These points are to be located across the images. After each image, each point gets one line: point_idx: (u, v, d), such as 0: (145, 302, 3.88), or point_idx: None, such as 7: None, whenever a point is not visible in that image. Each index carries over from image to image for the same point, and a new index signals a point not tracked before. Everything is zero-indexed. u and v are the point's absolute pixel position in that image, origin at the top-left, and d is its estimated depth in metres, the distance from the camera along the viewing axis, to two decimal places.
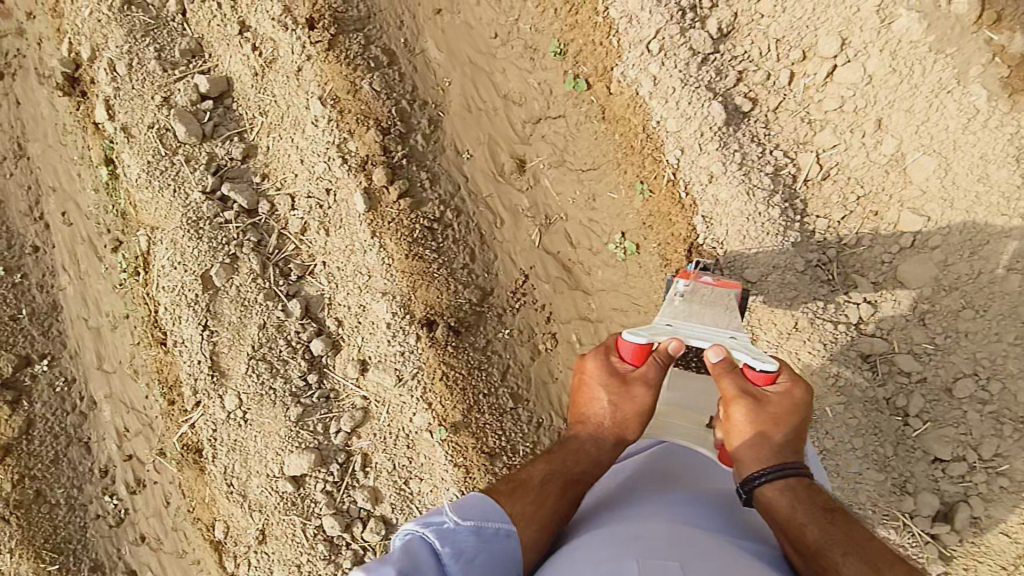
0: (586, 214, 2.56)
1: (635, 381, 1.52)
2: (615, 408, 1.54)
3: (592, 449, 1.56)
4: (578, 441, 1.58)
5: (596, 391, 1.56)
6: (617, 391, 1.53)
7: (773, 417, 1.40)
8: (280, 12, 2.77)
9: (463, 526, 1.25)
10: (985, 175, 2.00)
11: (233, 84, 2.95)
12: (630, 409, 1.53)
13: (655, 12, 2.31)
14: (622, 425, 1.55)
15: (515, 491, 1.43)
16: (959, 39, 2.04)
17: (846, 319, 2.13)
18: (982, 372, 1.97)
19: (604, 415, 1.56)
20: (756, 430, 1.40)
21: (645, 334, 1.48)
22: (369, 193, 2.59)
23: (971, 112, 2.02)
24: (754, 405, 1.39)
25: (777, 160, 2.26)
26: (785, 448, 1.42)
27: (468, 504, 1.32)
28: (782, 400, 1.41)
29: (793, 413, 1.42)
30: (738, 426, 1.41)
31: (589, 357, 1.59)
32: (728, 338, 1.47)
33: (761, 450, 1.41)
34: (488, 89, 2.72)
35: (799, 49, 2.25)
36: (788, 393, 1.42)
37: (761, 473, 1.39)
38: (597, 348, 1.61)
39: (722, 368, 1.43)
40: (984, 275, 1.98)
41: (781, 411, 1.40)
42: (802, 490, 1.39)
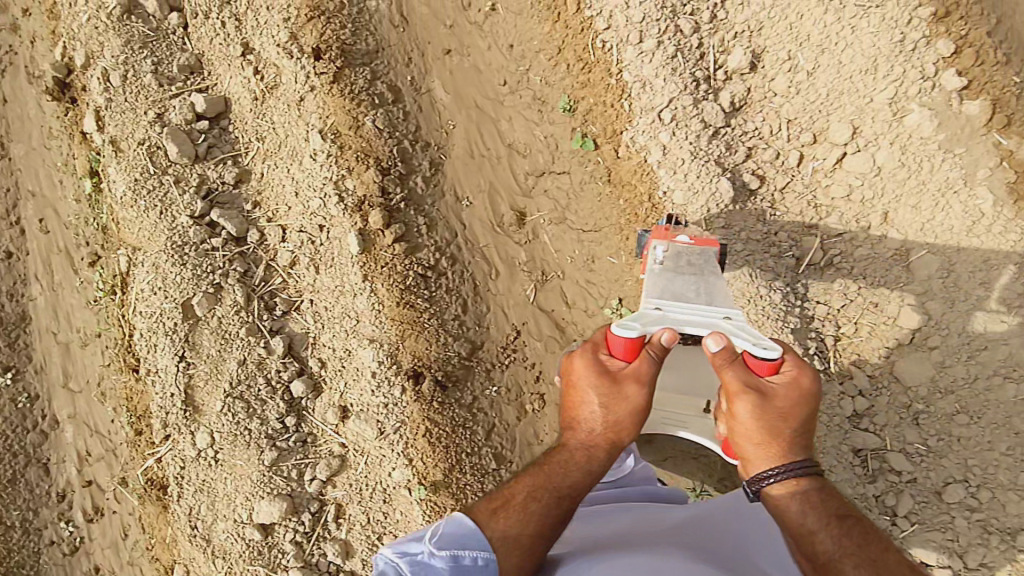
0: (584, 275, 2.51)
1: (626, 379, 1.43)
2: (608, 409, 1.44)
3: (582, 458, 1.48)
4: (568, 452, 1.50)
5: (585, 393, 1.46)
6: (608, 390, 1.44)
7: (780, 413, 1.34)
8: (286, 39, 2.70)
9: (439, 557, 1.40)
10: (987, 280, 2.01)
11: (231, 105, 2.86)
12: (624, 409, 1.43)
13: (669, 81, 2.29)
14: (614, 429, 1.45)
15: (498, 511, 1.48)
16: (969, 139, 2.09)
17: (841, 412, 2.12)
18: (972, 478, 1.97)
19: (594, 421, 1.46)
20: (764, 427, 1.34)
21: (635, 329, 1.42)
22: (364, 235, 2.52)
23: (977, 214, 2.04)
24: (761, 399, 1.33)
25: (781, 243, 2.24)
26: (797, 447, 1.36)
27: (450, 532, 1.46)
28: (789, 392, 1.34)
29: (801, 405, 1.35)
30: (744, 423, 1.36)
31: (576, 355, 1.50)
32: (722, 321, 1.45)
33: (769, 449, 1.35)
34: (493, 136, 2.68)
35: (810, 132, 2.26)
36: (794, 382, 1.36)
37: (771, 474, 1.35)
38: (584, 346, 1.52)
39: (723, 357, 1.38)
40: (980, 381, 1.99)
41: (789, 404, 1.34)
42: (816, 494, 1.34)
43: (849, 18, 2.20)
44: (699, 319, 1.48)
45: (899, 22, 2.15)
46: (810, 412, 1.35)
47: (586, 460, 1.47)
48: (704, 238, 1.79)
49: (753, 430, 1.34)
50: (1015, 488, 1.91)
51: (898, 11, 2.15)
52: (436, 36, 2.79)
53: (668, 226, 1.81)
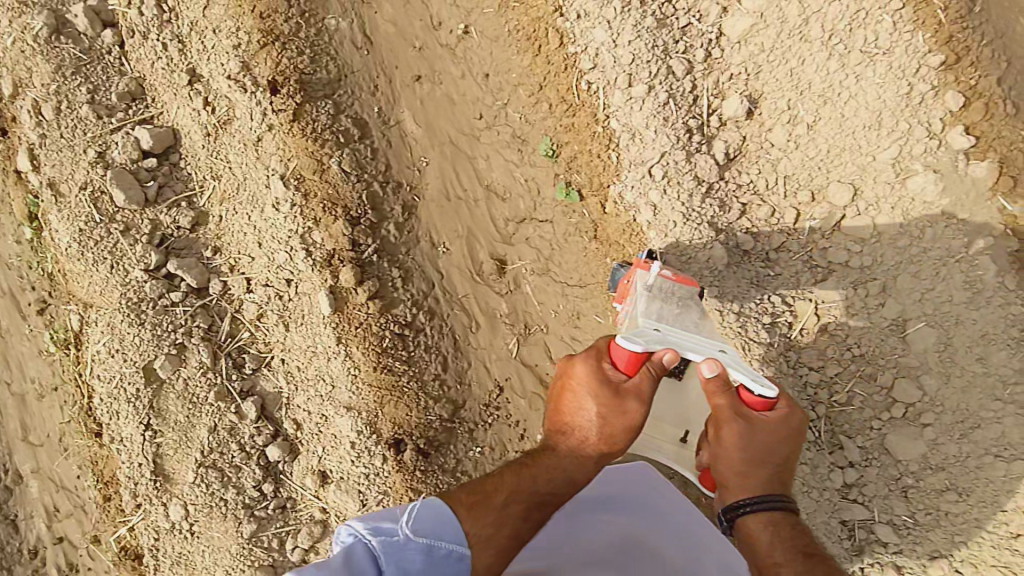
0: (568, 331, 2.39)
1: (628, 395, 1.50)
2: (606, 422, 1.52)
3: (572, 463, 1.55)
4: (557, 456, 1.56)
5: (587, 400, 1.53)
6: (608, 401, 1.51)
7: (762, 444, 1.47)
8: (237, 69, 2.43)
9: (414, 543, 1.27)
10: (986, 356, 1.94)
11: (180, 138, 2.60)
12: (621, 421, 1.51)
13: (661, 133, 2.15)
14: (608, 439, 1.53)
15: (476, 506, 1.42)
16: (973, 205, 1.98)
17: (832, 483, 2.10)
18: (955, 553, 1.99)
19: (590, 428, 1.54)
20: (746, 456, 1.47)
21: (641, 343, 1.45)
22: (336, 293, 2.37)
23: (979, 286, 1.94)
24: (748, 430, 1.45)
25: (774, 309, 2.15)
26: (770, 478, 1.49)
27: (422, 516, 1.33)
28: (774, 427, 1.47)
29: (783, 440, 1.48)
30: (729, 448, 1.47)
31: (580, 363, 1.56)
32: (717, 350, 1.48)
33: (748, 478, 1.48)
34: (469, 175, 2.48)
35: (808, 190, 2.14)
36: (782, 420, 1.48)
37: (744, 501, 1.48)
38: (591, 354, 1.57)
39: (716, 386, 1.46)
40: (972, 459, 1.95)
41: (773, 437, 1.47)
42: (786, 526, 1.45)
43: (853, 66, 2.05)
44: (697, 343, 1.50)
45: (906, 72, 2.00)
46: (789, 447, 1.49)
47: (576, 466, 1.55)
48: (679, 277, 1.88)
49: (734, 455, 1.47)
50: (997, 564, 1.93)
51: (906, 60, 1.99)
52: (404, 60, 2.54)
53: (649, 261, 1.88)
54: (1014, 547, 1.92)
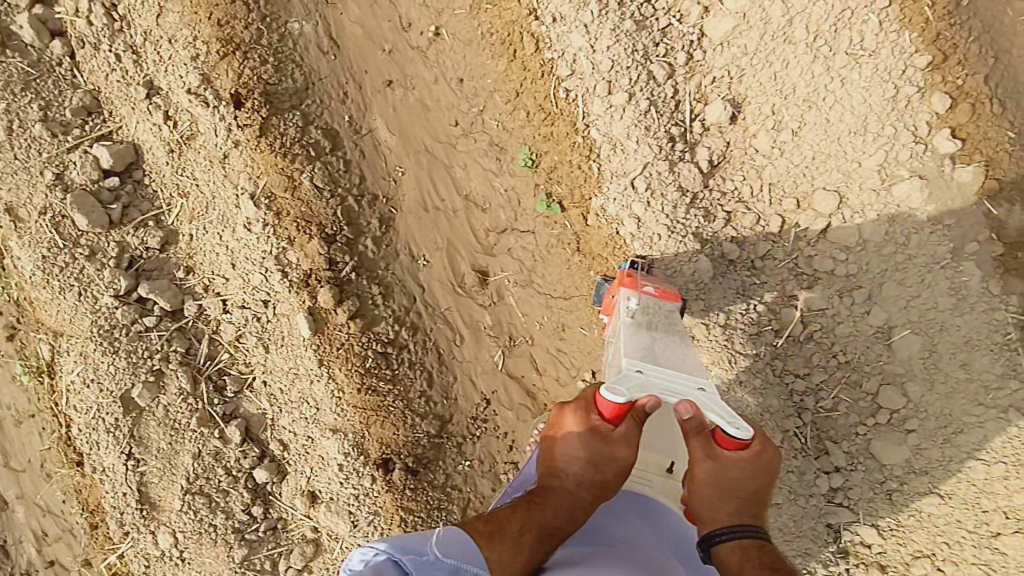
0: (554, 342, 2.36)
1: (617, 443, 1.47)
2: (597, 467, 1.49)
3: (569, 503, 1.50)
4: (555, 495, 1.51)
5: (578, 447, 1.50)
6: (599, 447, 1.48)
7: (733, 480, 1.43)
8: (197, 82, 2.31)
9: (443, 562, 1.25)
10: (968, 362, 1.96)
11: (142, 154, 2.49)
12: (612, 466, 1.49)
13: (643, 143, 2.08)
14: (600, 482, 1.50)
15: (493, 536, 1.41)
16: (959, 210, 1.96)
17: (819, 489, 2.11)
18: (937, 553, 2.04)
19: (582, 473, 1.50)
20: (716, 489, 1.44)
21: (624, 394, 1.42)
22: (315, 313, 2.31)
23: (962, 292, 1.96)
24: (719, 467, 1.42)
25: (761, 316, 2.11)
26: (742, 508, 1.45)
27: (448, 540, 1.32)
28: (747, 463, 1.41)
29: (757, 474, 1.44)
30: (699, 483, 1.45)
31: (569, 414, 1.54)
32: (697, 390, 1.43)
33: (721, 510, 1.46)
34: (447, 185, 2.41)
35: (794, 197, 2.10)
36: (756, 456, 1.42)
37: (715, 531, 1.45)
38: (578, 403, 1.55)
39: (692, 426, 1.43)
40: (954, 462, 2.00)
41: (744, 473, 1.42)
42: (756, 550, 1.41)
43: (839, 69, 1.99)
44: (678, 384, 1.45)
45: (892, 74, 1.95)
46: (762, 481, 1.44)
47: (573, 505, 1.50)
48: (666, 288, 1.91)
49: (707, 491, 1.44)
50: (978, 562, 1.99)
51: (892, 61, 1.94)
52: (373, 64, 2.42)
53: (631, 273, 1.95)
54: (993, 546, 1.97)
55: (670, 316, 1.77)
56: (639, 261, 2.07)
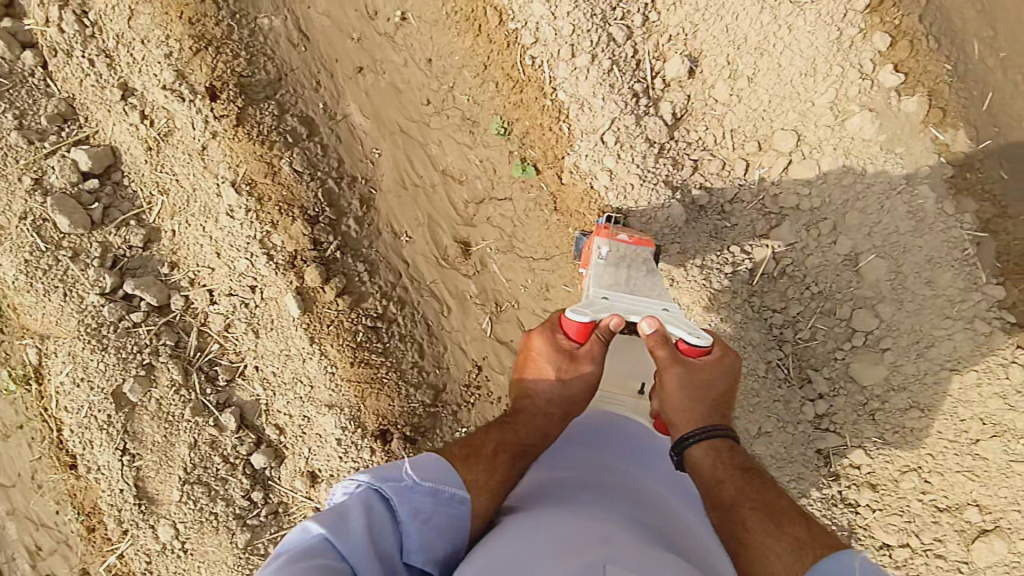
0: (540, 303, 2.42)
1: (582, 358, 1.57)
2: (564, 381, 1.57)
3: (541, 420, 1.57)
4: (529, 414, 1.59)
5: (545, 365, 1.58)
6: (565, 363, 1.56)
7: (700, 382, 1.52)
8: (172, 79, 2.34)
9: (421, 486, 1.26)
10: (931, 279, 2.10)
11: (121, 157, 2.49)
12: (579, 381, 1.57)
13: (609, 100, 2.17)
14: (570, 395, 1.58)
15: (468, 459, 1.42)
16: (909, 139, 2.08)
17: (806, 417, 2.25)
18: (923, 465, 2.17)
19: (551, 389, 1.58)
20: (687, 394, 1.51)
21: (587, 313, 1.54)
22: (302, 294, 2.34)
23: (919, 214, 2.09)
24: (688, 371, 1.50)
25: (735, 257, 2.21)
26: (711, 411, 1.53)
27: (425, 465, 1.32)
28: (709, 365, 1.53)
29: (719, 377, 1.54)
30: (669, 390, 1.51)
31: (536, 334, 1.63)
32: (659, 310, 1.54)
33: (691, 413, 1.52)
34: (423, 163, 2.47)
35: (755, 140, 2.21)
36: (716, 359, 1.54)
37: (691, 432, 1.51)
38: (545, 325, 1.64)
39: (657, 340, 1.51)
40: (930, 374, 2.13)
41: (709, 374, 1.52)
42: (726, 449, 1.51)
43: (784, 17, 2.11)
44: (641, 306, 1.57)
45: (834, 18, 2.08)
46: (724, 385, 1.55)
47: (545, 422, 1.57)
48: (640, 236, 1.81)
49: (678, 396, 1.51)
50: (962, 470, 2.13)
51: (833, 7, 2.07)
52: (343, 52, 2.49)
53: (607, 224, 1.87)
54: (975, 452, 2.12)
55: (643, 262, 1.68)
56: (618, 216, 2.16)
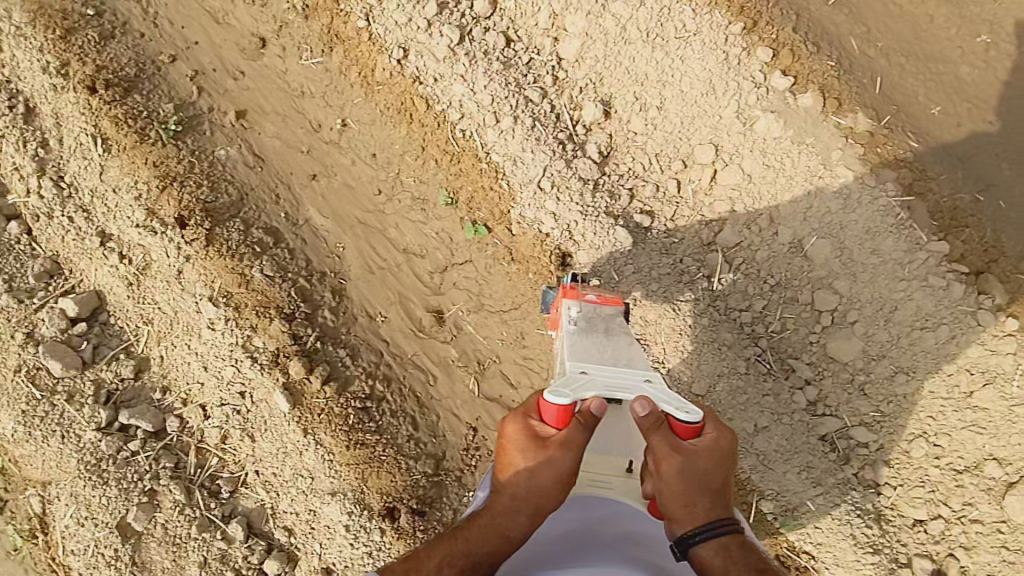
0: (519, 353, 2.50)
1: (551, 445, 1.40)
2: (532, 476, 1.42)
3: (504, 522, 1.46)
4: (494, 510, 1.48)
5: (517, 453, 1.44)
6: (536, 453, 1.41)
7: (700, 473, 1.39)
8: (144, 217, 2.51)
9: None
10: (876, 248, 2.21)
11: (107, 298, 2.59)
12: (547, 472, 1.40)
13: (537, 152, 2.33)
14: (537, 493, 1.43)
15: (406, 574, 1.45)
16: (814, 129, 2.25)
17: (799, 405, 2.28)
18: (928, 430, 2.22)
19: (519, 481, 1.44)
20: (686, 485, 1.39)
21: (567, 394, 1.39)
22: (291, 388, 2.42)
23: (844, 193, 2.23)
24: (685, 462, 1.37)
25: (690, 268, 2.31)
26: (711, 501, 1.42)
27: None
28: (706, 450, 1.40)
29: (719, 461, 1.41)
30: (667, 482, 1.38)
31: (510, 420, 1.48)
32: (642, 386, 1.43)
33: (693, 506, 1.40)
34: (385, 247, 2.60)
35: (679, 159, 2.36)
36: (713, 442, 1.41)
37: (696, 530, 1.39)
38: (522, 411, 1.50)
39: (650, 422, 1.37)
40: (905, 337, 2.20)
41: (708, 463, 1.39)
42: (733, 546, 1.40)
43: (675, 50, 2.31)
44: (622, 382, 1.46)
45: (718, 43, 2.28)
46: (723, 472, 1.43)
47: (508, 524, 1.45)
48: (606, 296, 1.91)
49: (677, 489, 1.38)
50: (966, 425, 2.19)
51: (714, 34, 2.29)
52: (295, 164, 2.66)
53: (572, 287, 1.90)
54: (973, 405, 2.18)
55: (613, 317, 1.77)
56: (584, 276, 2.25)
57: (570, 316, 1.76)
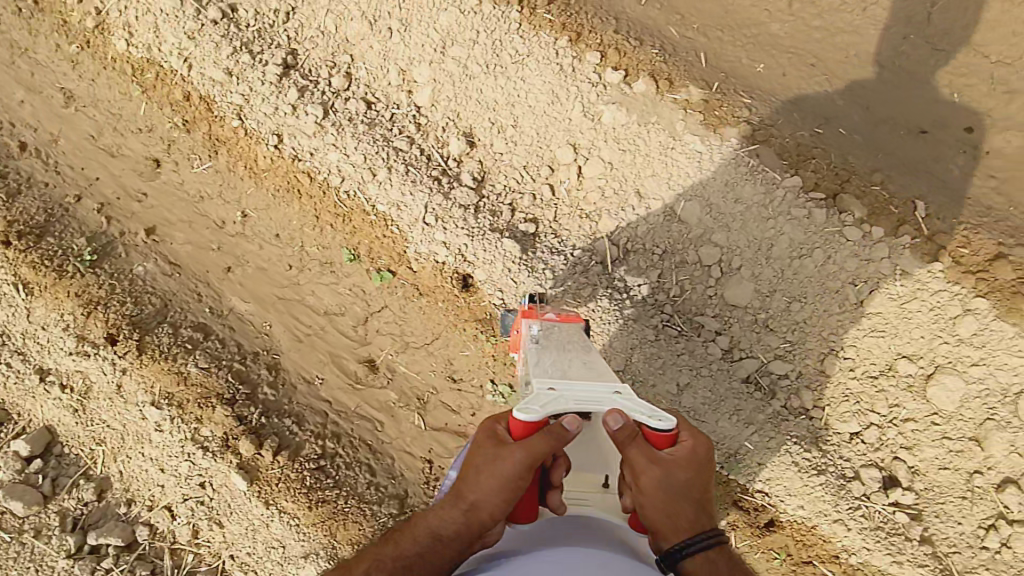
0: (452, 379, 2.60)
1: (506, 445, 1.39)
2: (479, 474, 1.41)
3: (442, 524, 1.44)
4: (438, 512, 1.47)
5: (475, 454, 1.46)
6: (490, 451, 1.42)
7: (680, 483, 1.43)
8: (76, 343, 2.61)
9: None
10: (738, 195, 2.39)
11: (57, 431, 2.68)
12: (495, 474, 1.39)
13: (416, 193, 2.52)
14: (480, 496, 1.40)
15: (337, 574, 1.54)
16: (655, 109, 2.47)
17: (715, 355, 2.41)
18: (837, 347, 2.35)
19: (469, 482, 1.43)
20: (668, 498, 1.42)
21: (535, 410, 1.38)
22: (245, 467, 2.51)
23: (697, 156, 2.43)
24: (664, 472, 1.41)
25: (581, 258, 2.47)
26: (694, 510, 1.47)
27: None
28: (685, 459, 1.44)
29: (697, 471, 1.46)
30: (649, 494, 1.42)
31: (481, 423, 1.51)
32: (614, 399, 1.43)
33: (677, 519, 1.44)
34: (307, 314, 2.74)
35: (546, 166, 2.55)
36: (691, 450, 1.45)
37: (683, 543, 1.43)
38: (494, 417, 1.52)
39: (625, 436, 1.40)
40: (787, 269, 2.37)
41: (688, 472, 1.44)
42: (720, 559, 1.46)
43: (515, 73, 2.54)
44: (592, 395, 1.44)
45: (551, 57, 2.52)
46: (702, 479, 1.48)
47: (444, 526, 1.43)
48: (565, 315, 2.03)
49: (660, 502, 1.42)
50: (869, 334, 2.32)
51: (544, 50, 2.52)
52: (210, 262, 2.82)
53: (531, 308, 2.03)
54: (868, 313, 2.32)
55: (574, 332, 1.87)
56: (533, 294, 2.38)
57: (531, 333, 1.84)
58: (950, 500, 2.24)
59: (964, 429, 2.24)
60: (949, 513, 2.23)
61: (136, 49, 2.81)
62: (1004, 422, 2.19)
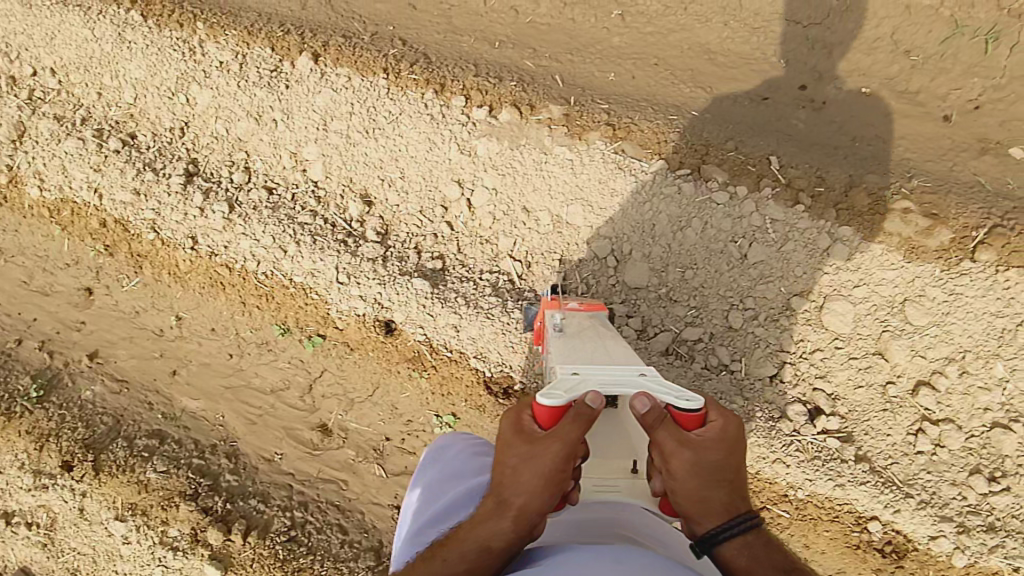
0: (400, 423, 2.73)
1: (544, 440, 1.27)
2: (516, 473, 1.29)
3: (488, 529, 1.29)
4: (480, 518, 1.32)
5: (506, 451, 1.31)
6: (522, 447, 1.29)
7: (713, 466, 1.30)
8: (34, 479, 2.70)
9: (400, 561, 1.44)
10: (614, 189, 2.61)
11: (31, 569, 2.73)
12: (536, 470, 1.27)
13: (325, 257, 2.70)
14: (524, 496, 1.28)
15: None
16: (523, 132, 2.71)
17: (630, 337, 2.56)
18: (737, 300, 2.52)
19: (507, 482, 1.30)
20: (701, 481, 1.30)
21: (560, 396, 1.29)
22: (218, 556, 2.57)
23: (570, 163, 2.65)
24: (695, 455, 1.28)
25: (489, 279, 2.67)
26: (731, 494, 1.34)
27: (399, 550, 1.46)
28: (716, 440, 1.30)
29: (731, 451, 1.33)
30: (679, 477, 1.30)
31: (502, 420, 1.37)
32: (639, 380, 1.37)
33: (712, 503, 1.32)
34: (255, 396, 2.86)
35: (439, 206, 2.77)
36: (722, 431, 1.31)
37: (722, 528, 1.32)
38: (516, 407, 1.37)
39: (654, 419, 1.28)
40: (673, 243, 2.56)
41: (721, 454, 1.30)
42: (759, 544, 1.34)
43: (393, 132, 2.79)
44: (618, 378, 1.38)
45: (421, 110, 2.77)
46: (737, 460, 1.34)
47: (492, 532, 1.28)
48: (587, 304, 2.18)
49: (693, 485, 1.30)
50: (762, 282, 2.50)
51: (413, 106, 2.78)
52: (155, 370, 2.94)
53: (552, 299, 2.15)
54: (754, 263, 2.51)
55: (594, 320, 2.04)
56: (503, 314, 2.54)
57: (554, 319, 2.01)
58: (874, 415, 2.37)
59: (867, 346, 2.40)
60: (876, 427, 2.36)
61: (49, 192, 3.02)
62: (899, 330, 2.36)
